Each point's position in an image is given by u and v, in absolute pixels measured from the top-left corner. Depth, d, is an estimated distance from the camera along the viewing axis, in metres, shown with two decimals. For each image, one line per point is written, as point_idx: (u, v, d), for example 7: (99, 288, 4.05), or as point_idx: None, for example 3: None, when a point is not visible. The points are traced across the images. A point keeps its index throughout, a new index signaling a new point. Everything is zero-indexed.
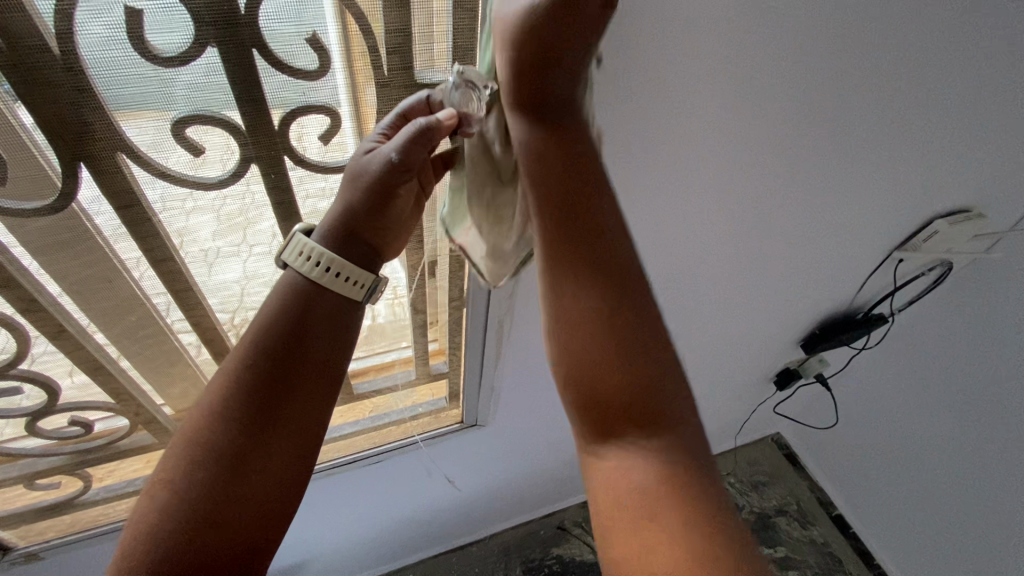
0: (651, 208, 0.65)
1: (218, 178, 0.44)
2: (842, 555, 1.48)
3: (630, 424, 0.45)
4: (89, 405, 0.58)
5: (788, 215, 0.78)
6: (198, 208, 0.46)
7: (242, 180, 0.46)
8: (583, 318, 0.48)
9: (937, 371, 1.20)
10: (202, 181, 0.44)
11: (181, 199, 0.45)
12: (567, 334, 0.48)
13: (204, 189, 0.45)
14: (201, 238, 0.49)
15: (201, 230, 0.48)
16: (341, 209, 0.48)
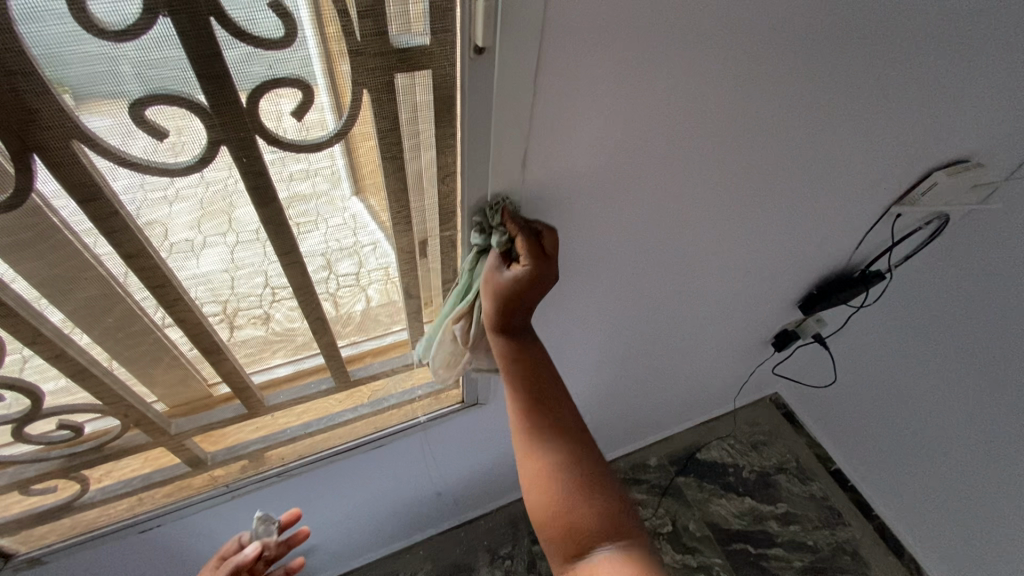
0: (642, 174, 0.62)
1: (185, 163, 0.42)
2: (841, 507, 1.54)
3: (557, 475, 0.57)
4: (76, 408, 0.57)
5: (786, 175, 0.76)
6: (167, 197, 0.44)
7: (212, 164, 0.43)
8: (552, 467, 0.59)
9: (935, 325, 1.20)
10: (167, 166, 0.41)
11: (148, 189, 0.42)
12: (539, 483, 0.59)
13: (174, 177, 0.42)
14: (174, 227, 0.46)
15: (173, 219, 0.46)
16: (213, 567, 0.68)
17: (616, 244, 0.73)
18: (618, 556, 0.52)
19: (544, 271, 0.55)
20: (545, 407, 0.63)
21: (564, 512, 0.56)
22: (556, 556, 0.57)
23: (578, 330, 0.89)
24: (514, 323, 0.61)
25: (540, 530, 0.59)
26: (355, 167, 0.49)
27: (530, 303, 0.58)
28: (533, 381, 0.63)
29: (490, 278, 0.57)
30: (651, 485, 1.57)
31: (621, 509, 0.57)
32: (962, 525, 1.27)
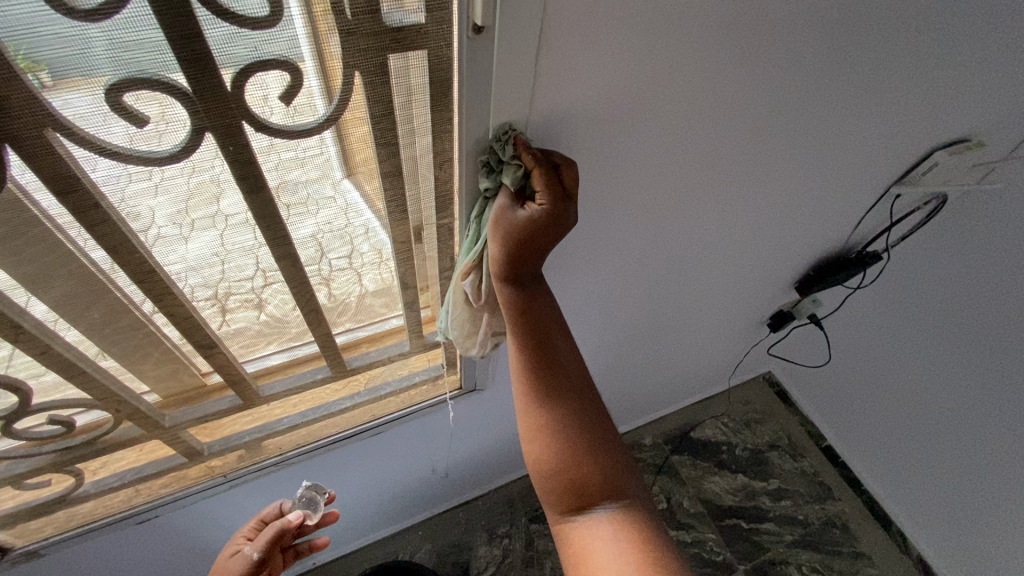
0: (643, 156, 0.61)
1: (168, 152, 0.40)
2: (831, 482, 1.57)
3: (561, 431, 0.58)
4: (66, 403, 0.55)
5: (787, 155, 0.75)
6: (151, 188, 0.42)
7: (197, 153, 0.41)
8: (555, 421, 0.59)
9: (930, 304, 1.21)
10: (149, 155, 0.39)
11: (130, 180, 0.40)
12: (542, 437, 0.59)
13: (156, 167, 0.40)
14: (159, 218, 0.44)
15: (158, 210, 0.44)
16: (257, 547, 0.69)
17: (615, 228, 0.72)
18: (619, 515, 0.54)
19: (563, 213, 0.50)
20: (552, 361, 0.62)
21: (566, 468, 0.57)
22: (552, 507, 0.58)
23: (578, 313, 0.89)
24: (523, 270, 0.57)
25: (539, 483, 0.60)
26: (347, 154, 0.47)
27: (544, 247, 0.53)
28: (539, 332, 0.61)
29: (502, 219, 0.51)
30: (646, 463, 1.59)
31: (621, 467, 0.58)
32: (948, 498, 1.31)
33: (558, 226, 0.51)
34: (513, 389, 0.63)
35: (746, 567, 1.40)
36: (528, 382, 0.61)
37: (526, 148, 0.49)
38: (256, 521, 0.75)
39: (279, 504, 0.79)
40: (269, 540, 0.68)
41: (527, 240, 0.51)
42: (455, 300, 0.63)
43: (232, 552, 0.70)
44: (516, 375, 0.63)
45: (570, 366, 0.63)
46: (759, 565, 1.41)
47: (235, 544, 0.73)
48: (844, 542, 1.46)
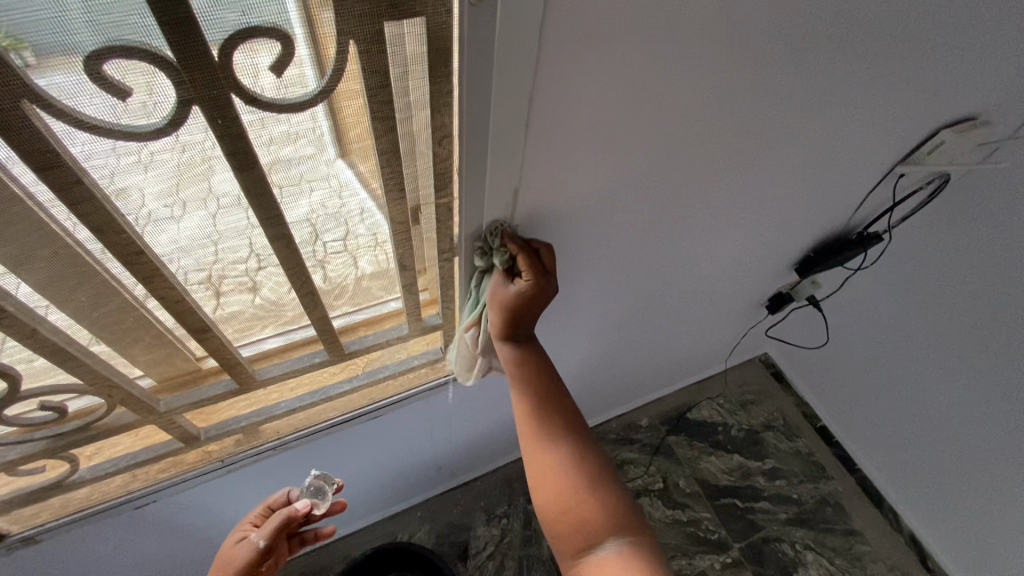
0: (648, 133, 0.58)
1: (155, 126, 0.38)
2: (825, 461, 1.59)
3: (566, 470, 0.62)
4: (57, 388, 0.54)
5: (793, 134, 0.73)
6: (138, 166, 0.40)
7: (185, 127, 0.39)
8: (556, 461, 0.63)
9: (929, 285, 1.21)
10: (135, 129, 0.38)
11: (114, 156, 0.39)
12: (546, 478, 0.63)
13: (141, 142, 0.39)
14: (147, 197, 0.43)
15: (145, 189, 0.42)
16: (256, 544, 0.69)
17: (617, 207, 0.70)
18: (622, 548, 0.56)
19: (544, 287, 0.62)
20: (549, 406, 0.68)
21: (570, 505, 0.60)
22: (561, 548, 0.60)
23: (578, 295, 0.88)
24: (518, 330, 0.69)
25: (546, 524, 0.62)
26: (342, 129, 0.46)
27: (531, 312, 0.66)
28: (539, 382, 0.69)
29: (497, 294, 0.64)
30: (642, 444, 1.61)
31: (623, 504, 0.60)
32: (940, 476, 1.32)
33: (541, 296, 0.63)
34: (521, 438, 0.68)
35: (741, 545, 1.43)
36: (534, 429, 0.67)
37: (511, 239, 0.62)
38: (262, 508, 0.76)
39: (286, 491, 0.80)
40: (275, 527, 0.69)
41: (518, 307, 0.64)
42: (460, 343, 0.75)
43: (238, 539, 0.72)
44: (519, 424, 0.69)
45: (573, 417, 0.69)
46: (753, 543, 1.43)
47: (241, 531, 0.74)
48: (837, 520, 1.48)
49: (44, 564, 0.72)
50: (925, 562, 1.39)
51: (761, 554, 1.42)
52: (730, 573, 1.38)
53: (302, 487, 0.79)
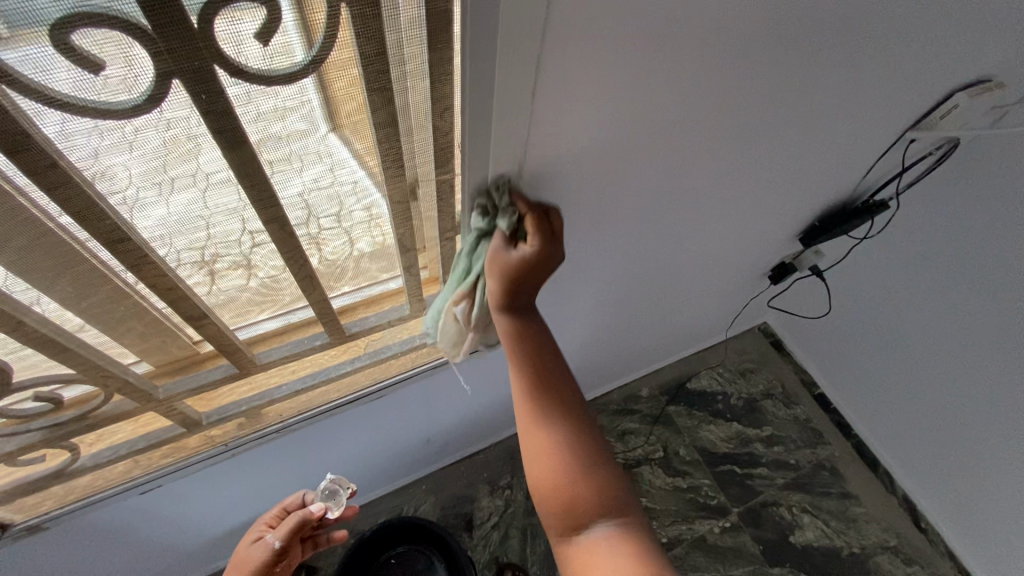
0: (659, 100, 0.55)
1: (132, 104, 0.35)
2: (822, 427, 1.61)
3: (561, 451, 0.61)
4: (51, 378, 0.53)
5: (806, 99, 0.70)
6: (119, 149, 0.38)
7: (165, 104, 0.37)
8: (554, 442, 0.62)
9: (935, 252, 1.19)
10: (111, 108, 0.35)
11: (92, 135, 0.36)
12: (543, 460, 0.62)
13: (120, 121, 0.36)
14: (130, 180, 0.40)
15: (128, 172, 0.40)
16: (271, 546, 0.76)
17: (623, 181, 0.67)
18: (616, 535, 0.56)
19: (552, 254, 0.58)
20: (548, 379, 0.66)
21: (566, 490, 0.59)
22: (553, 528, 0.60)
23: (583, 269, 0.86)
24: (517, 299, 0.63)
25: (541, 507, 0.61)
26: (333, 104, 0.43)
27: (535, 281, 0.61)
28: (537, 354, 0.66)
29: (499, 258, 0.59)
30: (642, 415, 1.62)
31: (617, 486, 0.60)
32: (934, 441, 1.35)
33: (547, 260, 0.58)
34: (515, 410, 0.67)
35: (739, 510, 1.46)
36: (528, 401, 0.65)
37: (518, 200, 0.57)
38: (278, 511, 0.83)
39: (301, 495, 0.87)
40: (289, 529, 0.75)
41: (522, 271, 0.58)
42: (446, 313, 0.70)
43: (255, 539, 0.79)
44: (518, 399, 0.66)
45: (569, 387, 0.67)
46: (752, 508, 1.46)
47: (258, 529, 0.81)
48: (832, 484, 1.51)
49: (52, 550, 0.73)
50: (919, 522, 1.43)
51: (758, 518, 1.45)
52: (728, 536, 1.42)
53: (320, 491, 0.86)
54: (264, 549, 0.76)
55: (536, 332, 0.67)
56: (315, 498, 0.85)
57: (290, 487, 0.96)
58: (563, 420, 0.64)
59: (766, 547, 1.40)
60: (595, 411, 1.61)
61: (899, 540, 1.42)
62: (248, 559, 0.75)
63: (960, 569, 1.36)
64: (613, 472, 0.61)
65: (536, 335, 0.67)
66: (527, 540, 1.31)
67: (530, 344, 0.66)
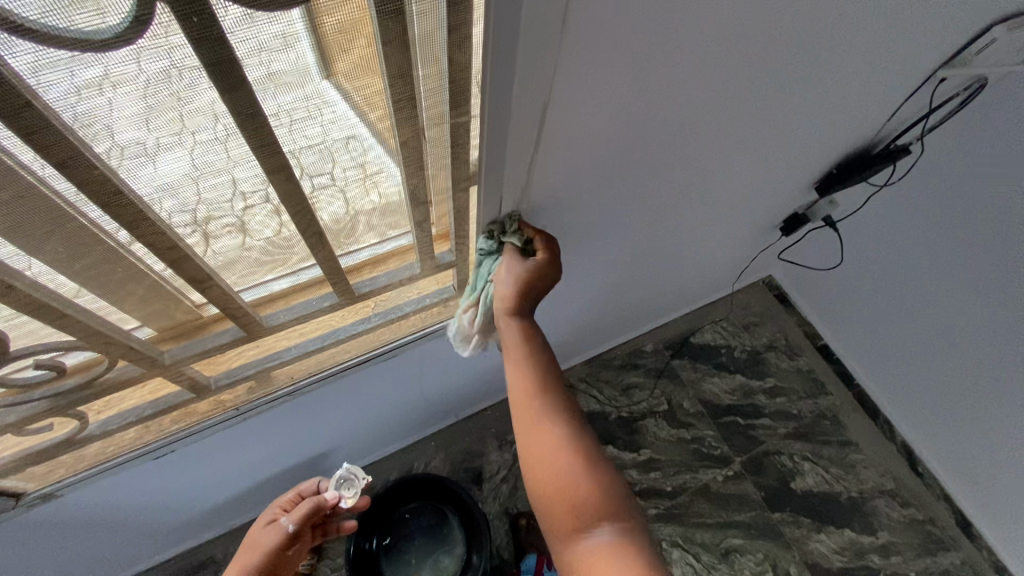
0: (696, 33, 0.50)
1: (111, 33, 0.31)
2: (824, 378, 1.63)
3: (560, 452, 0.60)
4: (52, 346, 0.51)
5: (844, 36, 0.64)
6: (101, 87, 0.34)
7: (149, 33, 0.32)
8: (554, 444, 0.61)
9: (951, 200, 1.16)
10: (86, 37, 0.31)
11: (71, 67, 0.32)
12: (545, 462, 0.60)
13: (103, 52, 0.32)
14: (116, 125, 0.36)
15: (113, 116, 0.36)
16: (285, 531, 0.80)
17: (648, 131, 0.63)
18: (617, 539, 0.56)
19: (555, 275, 0.67)
20: (548, 382, 0.65)
21: (567, 492, 0.58)
22: (553, 530, 0.59)
23: (599, 226, 0.83)
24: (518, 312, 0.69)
25: (541, 510, 0.60)
26: (330, 39, 0.38)
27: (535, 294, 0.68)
28: (536, 356, 0.66)
29: (510, 276, 0.66)
30: (648, 369, 1.63)
31: (617, 487, 0.60)
32: (936, 391, 1.35)
33: (548, 274, 0.67)
34: (514, 408, 0.66)
35: (742, 459, 1.49)
36: (527, 401, 0.64)
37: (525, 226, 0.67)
38: (293, 495, 0.88)
39: (317, 482, 0.90)
40: (302, 514, 0.81)
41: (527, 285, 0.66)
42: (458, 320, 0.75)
43: (269, 521, 0.84)
44: (515, 400, 0.65)
45: (566, 390, 0.66)
46: (755, 457, 1.49)
47: (271, 512, 0.86)
48: (833, 432, 1.54)
49: (68, 515, 0.73)
50: (917, 467, 1.47)
51: (760, 466, 1.48)
52: (731, 484, 1.45)
53: (335, 478, 0.88)
54: (278, 533, 0.81)
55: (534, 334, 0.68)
56: (329, 486, 0.88)
57: (302, 447, 0.97)
58: (563, 422, 0.63)
59: (768, 493, 1.44)
60: (599, 367, 1.61)
61: (896, 485, 1.46)
62: (263, 542, 0.80)
63: (954, 510, 1.40)
64: (613, 474, 0.60)
65: (535, 337, 0.68)
66: None
67: (529, 350, 0.67)
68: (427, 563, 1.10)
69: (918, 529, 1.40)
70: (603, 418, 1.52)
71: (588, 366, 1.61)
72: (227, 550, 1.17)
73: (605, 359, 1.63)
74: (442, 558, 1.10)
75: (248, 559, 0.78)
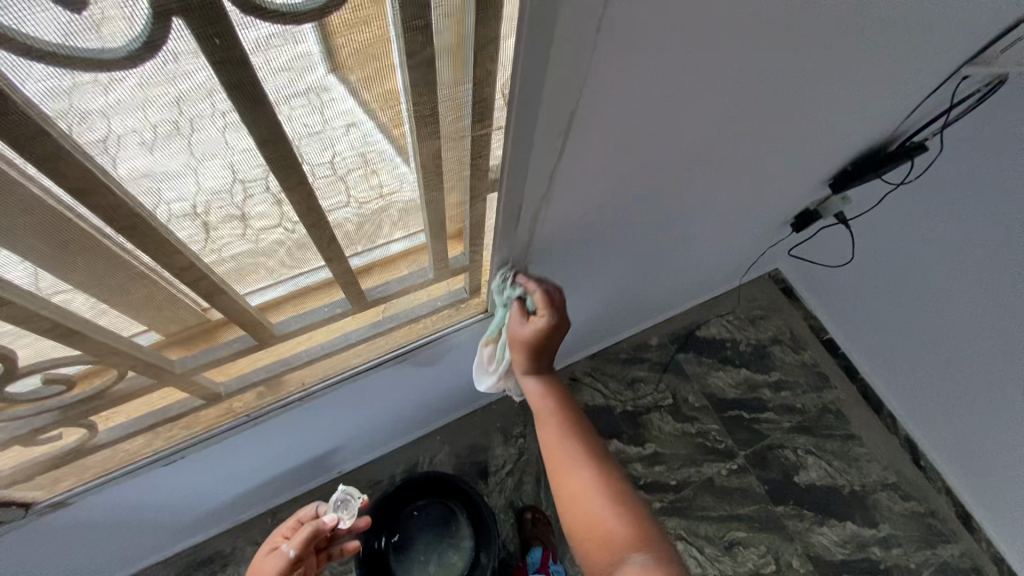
0: (724, 34, 0.49)
1: (123, 52, 0.29)
2: (828, 371, 1.63)
3: (590, 491, 0.64)
4: (62, 360, 0.50)
5: (869, 36, 0.63)
6: (108, 107, 0.33)
7: (162, 56, 0.31)
8: (584, 484, 0.65)
9: (962, 198, 1.14)
10: (93, 55, 0.29)
11: (87, 98, 0.31)
12: (578, 501, 0.64)
13: (111, 72, 0.30)
14: (118, 138, 0.35)
15: (119, 132, 0.34)
16: (286, 557, 0.80)
17: (668, 134, 0.62)
18: (650, 564, 0.54)
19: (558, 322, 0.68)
20: (577, 432, 0.72)
21: (599, 525, 0.60)
22: (591, 568, 0.58)
23: (614, 227, 0.81)
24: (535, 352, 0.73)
25: (579, 551, 0.61)
26: (350, 58, 0.36)
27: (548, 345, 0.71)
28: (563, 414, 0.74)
29: (516, 333, 0.72)
30: (652, 363, 1.62)
31: (649, 522, 0.60)
32: (944, 390, 1.34)
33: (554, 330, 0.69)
34: (547, 465, 0.71)
35: (745, 452, 1.50)
36: (557, 451, 0.70)
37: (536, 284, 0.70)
38: (293, 522, 0.88)
39: (316, 507, 0.90)
40: (304, 539, 0.80)
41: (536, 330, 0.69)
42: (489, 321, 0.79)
43: (270, 550, 0.83)
44: (548, 451, 0.72)
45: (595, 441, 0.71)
46: (758, 451, 1.50)
47: (272, 542, 0.86)
48: (836, 426, 1.54)
49: (77, 520, 0.72)
50: (918, 461, 1.47)
51: (764, 460, 1.49)
52: (735, 478, 1.46)
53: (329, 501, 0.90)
54: (280, 560, 0.80)
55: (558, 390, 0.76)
56: (327, 509, 0.88)
57: (311, 445, 0.96)
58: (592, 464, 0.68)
59: (772, 487, 1.45)
60: (604, 361, 1.61)
61: (899, 478, 1.46)
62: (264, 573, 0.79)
63: (955, 503, 1.41)
64: (643, 511, 0.62)
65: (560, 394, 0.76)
66: (541, 486, 1.34)
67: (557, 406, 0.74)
68: (433, 560, 1.11)
69: (919, 521, 1.41)
70: (608, 412, 1.52)
71: (593, 360, 1.60)
72: (235, 544, 1.17)
73: (610, 353, 1.62)
74: (448, 553, 1.11)
75: None
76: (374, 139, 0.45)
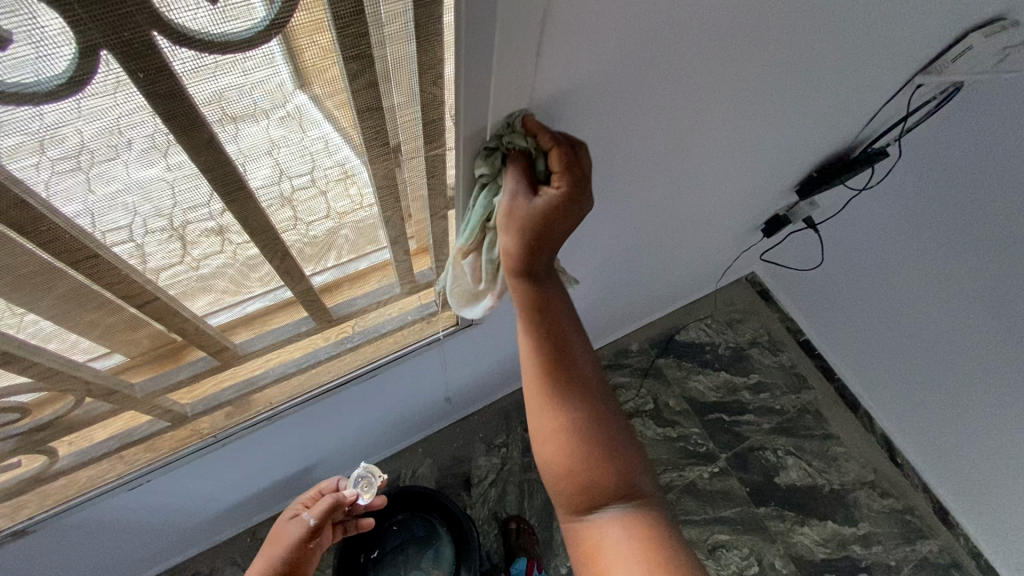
0: (670, 57, 0.51)
1: (43, 88, 0.30)
2: (806, 372, 1.65)
3: (573, 433, 0.58)
4: (18, 389, 0.49)
5: (819, 50, 0.65)
6: (35, 140, 0.32)
7: (87, 91, 0.31)
8: (568, 426, 0.59)
9: (925, 200, 1.17)
10: (17, 90, 0.29)
11: (19, 134, 0.32)
12: (559, 443, 0.59)
13: (27, 106, 0.30)
14: (49, 167, 0.34)
15: (48, 163, 0.34)
16: (303, 527, 0.81)
17: (627, 147, 0.63)
18: (628, 515, 0.55)
19: (578, 200, 0.51)
20: (567, 356, 0.62)
21: (579, 471, 0.57)
22: (563, 505, 0.59)
23: (586, 236, 0.82)
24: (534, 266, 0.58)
25: (552, 486, 0.60)
26: (298, 75, 0.36)
27: (555, 238, 0.53)
28: (555, 332, 0.62)
29: (516, 208, 0.51)
30: (633, 368, 1.63)
31: (633, 469, 0.58)
32: (916, 389, 1.36)
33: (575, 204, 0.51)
34: (529, 385, 0.63)
35: (727, 455, 1.51)
36: (544, 377, 0.61)
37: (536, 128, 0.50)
38: (313, 492, 0.89)
39: (336, 480, 0.92)
40: (323, 510, 0.82)
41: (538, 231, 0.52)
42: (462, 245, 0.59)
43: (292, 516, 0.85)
44: (531, 370, 0.62)
45: (589, 363, 0.63)
46: (739, 452, 1.52)
47: (293, 509, 0.87)
48: (815, 426, 1.57)
49: (43, 549, 0.71)
50: (895, 458, 1.49)
51: (744, 462, 1.50)
52: (716, 481, 1.47)
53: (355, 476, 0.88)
54: (299, 529, 0.82)
55: (551, 299, 0.63)
56: (347, 484, 0.90)
57: (285, 463, 0.95)
58: (581, 398, 0.60)
59: (753, 488, 1.46)
60: None
61: (876, 476, 1.49)
62: (283, 541, 0.81)
63: (933, 500, 1.43)
64: (631, 458, 0.58)
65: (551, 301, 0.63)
66: (523, 495, 1.34)
67: (549, 330, 0.62)
68: (428, 555, 1.11)
69: (898, 518, 1.43)
70: None
71: None
72: (213, 565, 1.15)
73: None
74: (441, 549, 1.11)
75: (274, 552, 0.80)
76: (326, 163, 0.46)
